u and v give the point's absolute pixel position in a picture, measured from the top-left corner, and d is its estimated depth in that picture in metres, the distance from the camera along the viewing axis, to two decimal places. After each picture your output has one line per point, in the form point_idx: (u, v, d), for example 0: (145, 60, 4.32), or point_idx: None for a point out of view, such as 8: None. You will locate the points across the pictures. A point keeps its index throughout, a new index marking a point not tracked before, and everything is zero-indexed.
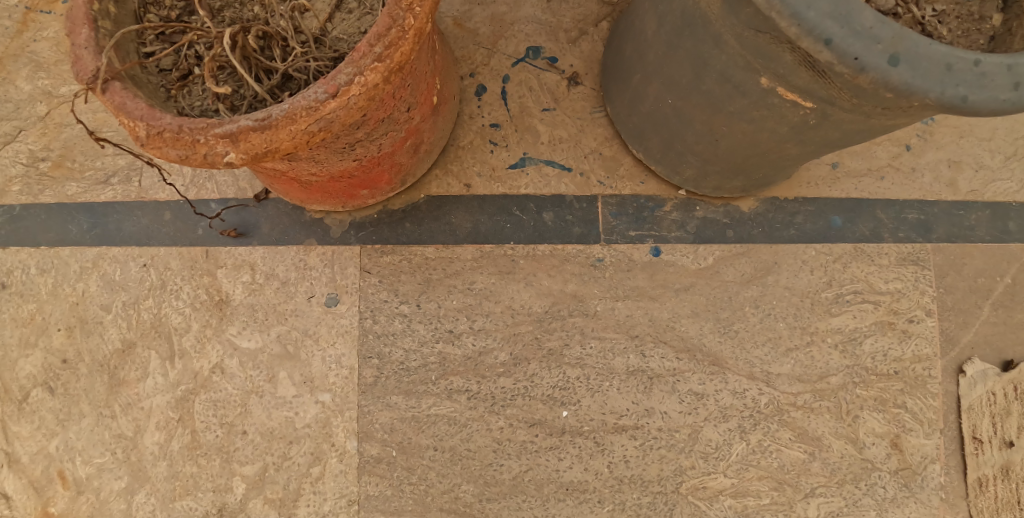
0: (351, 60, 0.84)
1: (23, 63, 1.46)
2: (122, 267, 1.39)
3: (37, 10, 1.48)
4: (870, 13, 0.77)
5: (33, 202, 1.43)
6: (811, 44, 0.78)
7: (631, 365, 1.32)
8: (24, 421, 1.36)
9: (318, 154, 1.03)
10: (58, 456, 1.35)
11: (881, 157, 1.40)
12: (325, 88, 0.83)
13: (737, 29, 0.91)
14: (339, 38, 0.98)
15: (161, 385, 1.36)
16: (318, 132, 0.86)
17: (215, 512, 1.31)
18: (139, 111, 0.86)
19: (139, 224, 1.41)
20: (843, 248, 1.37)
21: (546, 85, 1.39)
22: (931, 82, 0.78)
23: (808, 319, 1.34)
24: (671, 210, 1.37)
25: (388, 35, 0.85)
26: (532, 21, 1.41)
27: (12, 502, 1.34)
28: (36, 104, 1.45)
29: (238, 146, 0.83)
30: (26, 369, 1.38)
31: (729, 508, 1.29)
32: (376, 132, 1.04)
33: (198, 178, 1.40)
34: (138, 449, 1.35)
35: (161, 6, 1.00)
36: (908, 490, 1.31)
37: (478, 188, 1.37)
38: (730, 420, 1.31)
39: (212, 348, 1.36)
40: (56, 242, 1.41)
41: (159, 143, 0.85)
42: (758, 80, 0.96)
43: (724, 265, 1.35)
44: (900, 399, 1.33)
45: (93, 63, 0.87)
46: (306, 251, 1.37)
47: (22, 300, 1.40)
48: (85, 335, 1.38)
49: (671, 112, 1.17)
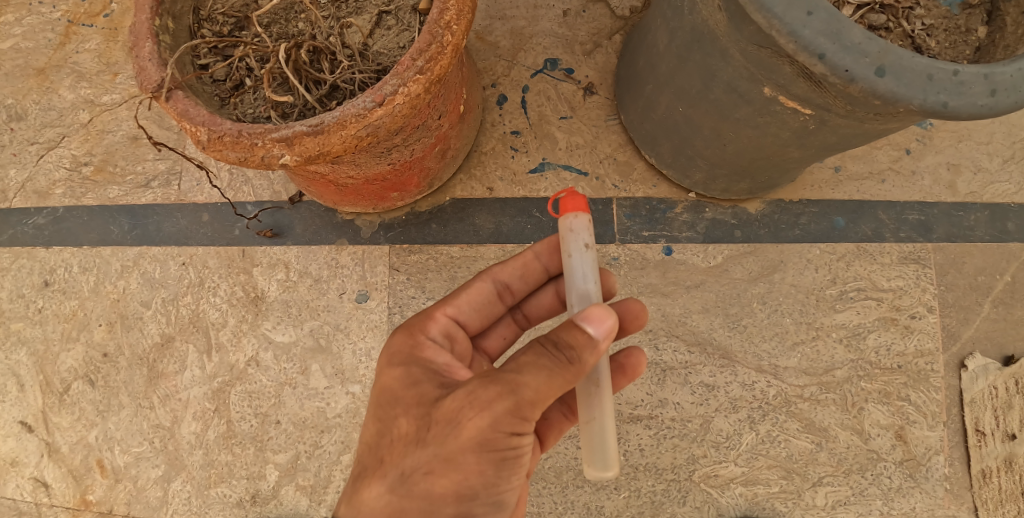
0: (395, 72, 0.92)
1: (65, 74, 1.55)
2: (162, 265, 1.48)
3: (79, 23, 1.57)
4: (859, 30, 0.85)
5: (76, 204, 1.52)
6: (806, 58, 0.87)
7: (645, 359, 1.40)
8: (65, 412, 1.45)
9: (358, 158, 1.11)
10: (96, 446, 1.43)
11: (882, 161, 1.48)
12: (372, 97, 0.92)
13: (741, 44, 0.99)
14: (380, 52, 1.07)
15: (198, 377, 1.43)
16: (366, 137, 0.94)
17: (249, 499, 1.39)
18: (201, 117, 0.94)
19: (179, 225, 1.49)
20: (846, 248, 1.45)
21: (564, 95, 1.48)
22: (914, 91, 0.86)
23: (813, 315, 1.42)
24: (682, 211, 1.45)
25: (428, 50, 0.93)
26: (550, 35, 1.49)
27: (53, 490, 1.43)
28: (79, 112, 1.54)
29: (293, 149, 0.92)
30: (68, 363, 1.46)
31: (739, 496, 1.36)
32: (411, 137, 1.12)
33: (235, 181, 1.49)
34: (175, 438, 1.42)
35: (214, 22, 1.09)
36: (912, 480, 1.37)
37: (501, 191, 1.45)
38: (739, 411, 1.39)
39: (248, 342, 1.43)
40: (97, 242, 1.50)
41: (219, 146, 0.93)
42: (762, 89, 1.04)
43: (733, 264, 1.43)
44: (903, 391, 1.40)
45: (157, 73, 0.95)
46: (338, 250, 1.45)
47: (65, 297, 1.48)
48: (126, 329, 1.46)
49: (681, 119, 1.26)
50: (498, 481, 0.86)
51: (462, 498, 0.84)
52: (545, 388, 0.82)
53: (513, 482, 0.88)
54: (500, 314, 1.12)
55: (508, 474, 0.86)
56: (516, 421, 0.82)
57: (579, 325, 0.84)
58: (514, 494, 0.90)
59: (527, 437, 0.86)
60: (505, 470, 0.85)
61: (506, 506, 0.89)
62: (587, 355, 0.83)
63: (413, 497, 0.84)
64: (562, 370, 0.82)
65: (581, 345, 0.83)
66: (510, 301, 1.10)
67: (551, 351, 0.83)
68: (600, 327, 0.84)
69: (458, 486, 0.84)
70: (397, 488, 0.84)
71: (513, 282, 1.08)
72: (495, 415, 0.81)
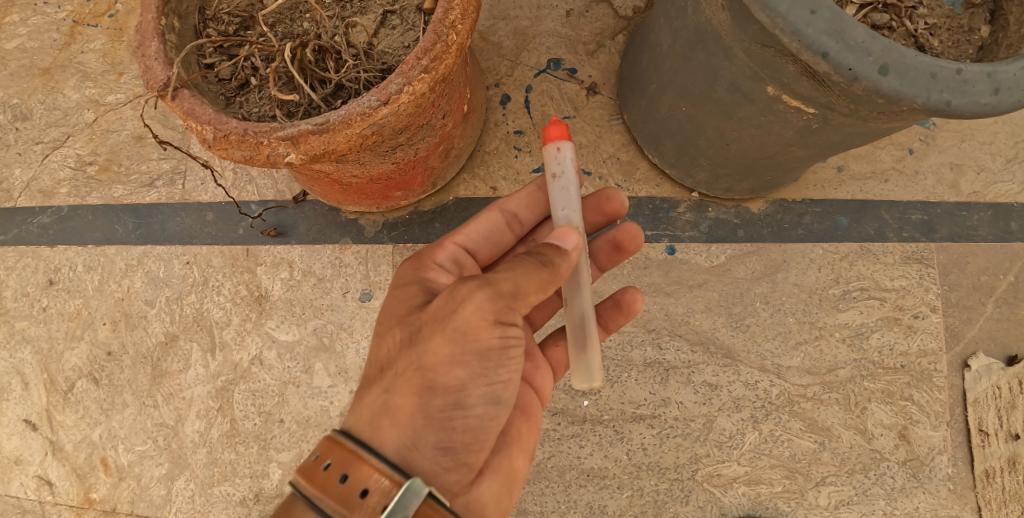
0: (400, 71, 0.93)
1: (70, 74, 1.56)
2: (166, 264, 1.48)
3: (84, 23, 1.57)
4: (863, 28, 0.86)
5: (81, 203, 1.52)
6: (810, 57, 0.87)
7: (648, 358, 1.41)
8: (70, 410, 1.45)
9: (363, 157, 1.12)
10: (101, 445, 1.43)
11: (885, 161, 1.48)
12: (377, 96, 0.92)
13: (745, 43, 0.99)
14: (385, 51, 1.08)
15: (202, 376, 1.44)
16: (371, 136, 0.94)
17: (252, 498, 1.39)
18: (207, 116, 0.95)
19: (183, 224, 1.50)
20: (849, 247, 1.45)
21: (567, 95, 1.48)
22: (917, 89, 0.86)
23: (817, 314, 1.42)
24: (685, 211, 1.46)
25: (434, 49, 0.93)
26: (553, 35, 1.50)
27: (57, 488, 1.43)
28: (84, 112, 1.54)
29: (299, 148, 0.92)
30: (72, 361, 1.46)
31: (743, 495, 1.36)
32: (416, 136, 1.13)
33: (239, 180, 1.49)
34: (178, 436, 1.42)
35: (219, 22, 1.09)
36: (916, 480, 1.37)
37: (504, 190, 1.46)
38: (742, 411, 1.39)
39: (251, 341, 1.44)
40: (102, 241, 1.50)
41: (225, 145, 0.93)
42: (765, 88, 1.04)
43: (736, 263, 1.44)
44: (906, 391, 1.40)
45: (163, 72, 0.96)
46: (342, 250, 1.46)
47: (69, 296, 1.49)
48: (130, 328, 1.46)
49: (685, 118, 1.26)
50: (486, 374, 0.86)
51: (453, 394, 0.86)
52: (522, 282, 0.87)
53: (506, 380, 0.88)
54: (511, 247, 1.17)
55: (496, 367, 0.87)
56: (498, 310, 0.85)
57: (553, 243, 0.93)
58: (509, 393, 0.89)
59: (514, 331, 0.88)
60: (493, 364, 0.87)
61: (502, 407, 0.89)
62: (560, 260, 0.91)
63: (406, 394, 0.86)
64: (537, 269, 0.88)
65: (553, 252, 0.91)
66: (519, 231, 1.16)
67: (527, 257, 0.90)
68: (567, 240, 0.94)
69: (446, 379, 0.85)
70: (392, 389, 0.87)
71: (520, 212, 1.14)
72: (476, 305, 0.84)
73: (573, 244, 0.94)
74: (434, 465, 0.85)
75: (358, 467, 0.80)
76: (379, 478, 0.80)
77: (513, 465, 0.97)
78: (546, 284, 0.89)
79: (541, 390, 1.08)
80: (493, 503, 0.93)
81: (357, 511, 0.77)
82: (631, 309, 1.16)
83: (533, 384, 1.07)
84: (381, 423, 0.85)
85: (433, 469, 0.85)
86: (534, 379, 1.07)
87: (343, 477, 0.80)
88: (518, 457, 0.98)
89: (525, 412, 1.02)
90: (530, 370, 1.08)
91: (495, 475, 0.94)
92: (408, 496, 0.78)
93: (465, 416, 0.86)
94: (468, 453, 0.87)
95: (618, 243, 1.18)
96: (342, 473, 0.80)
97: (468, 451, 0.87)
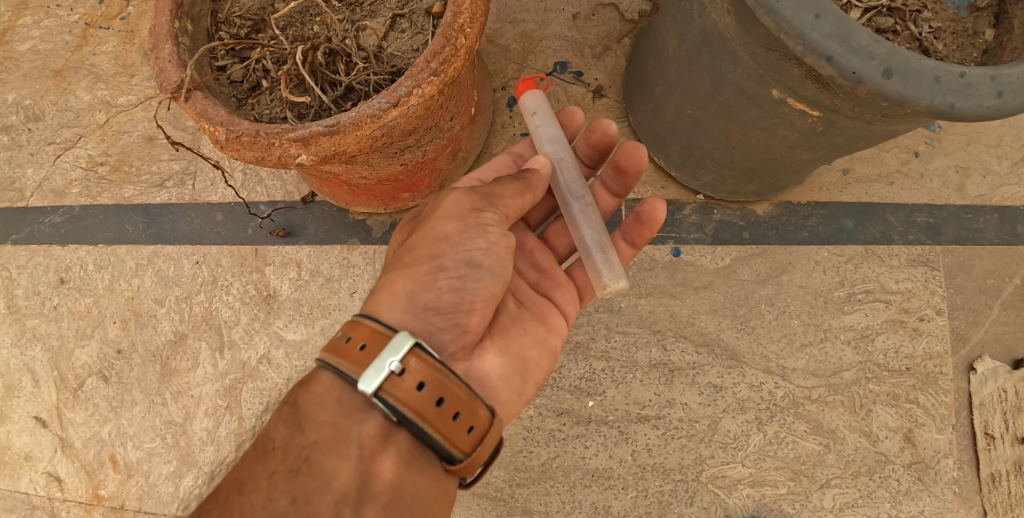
0: (410, 74, 0.94)
1: (82, 75, 1.58)
2: (176, 263, 1.50)
3: (96, 26, 1.59)
4: (867, 32, 0.86)
5: (92, 203, 1.54)
6: (815, 60, 0.88)
7: (653, 359, 1.41)
8: (79, 408, 1.47)
9: (372, 159, 1.13)
10: (109, 442, 1.45)
11: (890, 164, 1.49)
12: (387, 98, 0.93)
13: (750, 47, 1.00)
14: (394, 54, 1.09)
15: (210, 374, 1.45)
16: (381, 137, 0.96)
17: None
18: (219, 117, 0.96)
19: (193, 224, 1.51)
20: (855, 250, 1.45)
21: (573, 97, 1.49)
22: (921, 92, 0.87)
23: (822, 317, 1.42)
24: (690, 213, 1.47)
25: (442, 52, 0.95)
26: (559, 38, 1.51)
27: (66, 485, 1.45)
28: (95, 113, 1.56)
29: (310, 149, 0.94)
30: (82, 359, 1.48)
31: (747, 497, 1.37)
32: (424, 138, 1.14)
33: (248, 181, 1.51)
34: (187, 434, 1.44)
35: (231, 25, 1.11)
36: (921, 483, 1.37)
37: None
38: (747, 412, 1.39)
39: (259, 340, 1.45)
40: (112, 240, 1.52)
41: (237, 146, 0.95)
42: (770, 91, 1.05)
43: (741, 265, 1.44)
44: (911, 394, 1.40)
45: (177, 74, 0.97)
46: (349, 250, 1.47)
47: (80, 295, 1.51)
48: (140, 327, 1.48)
49: (690, 121, 1.27)
50: (466, 244, 0.91)
51: (437, 260, 0.91)
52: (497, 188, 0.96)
53: (485, 249, 0.92)
54: None
55: (474, 238, 0.92)
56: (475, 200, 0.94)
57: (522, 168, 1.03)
58: (493, 262, 0.92)
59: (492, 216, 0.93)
60: (470, 234, 0.92)
61: (486, 273, 0.92)
62: (531, 174, 0.99)
63: (402, 267, 0.93)
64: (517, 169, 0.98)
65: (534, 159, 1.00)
66: None
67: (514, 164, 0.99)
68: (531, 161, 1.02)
69: (433, 250, 0.92)
70: (393, 268, 0.94)
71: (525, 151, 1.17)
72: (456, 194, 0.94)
73: (540, 163, 1.01)
74: (429, 326, 0.89)
75: (356, 328, 0.84)
76: (376, 334, 0.83)
77: (525, 354, 1.02)
78: (520, 190, 0.97)
79: (560, 305, 1.11)
80: (501, 378, 0.97)
81: (357, 362, 0.81)
82: (652, 218, 1.12)
83: (551, 298, 1.10)
84: (381, 296, 0.91)
85: (426, 330, 0.89)
86: (553, 294, 1.11)
87: (347, 337, 0.84)
88: (527, 347, 1.02)
89: (543, 318, 1.07)
90: (547, 285, 1.12)
91: (499, 355, 0.98)
92: (400, 345, 0.81)
93: (450, 279, 0.90)
94: (461, 317, 0.91)
95: (620, 167, 1.15)
96: (345, 334, 0.84)
97: (459, 316, 0.91)
